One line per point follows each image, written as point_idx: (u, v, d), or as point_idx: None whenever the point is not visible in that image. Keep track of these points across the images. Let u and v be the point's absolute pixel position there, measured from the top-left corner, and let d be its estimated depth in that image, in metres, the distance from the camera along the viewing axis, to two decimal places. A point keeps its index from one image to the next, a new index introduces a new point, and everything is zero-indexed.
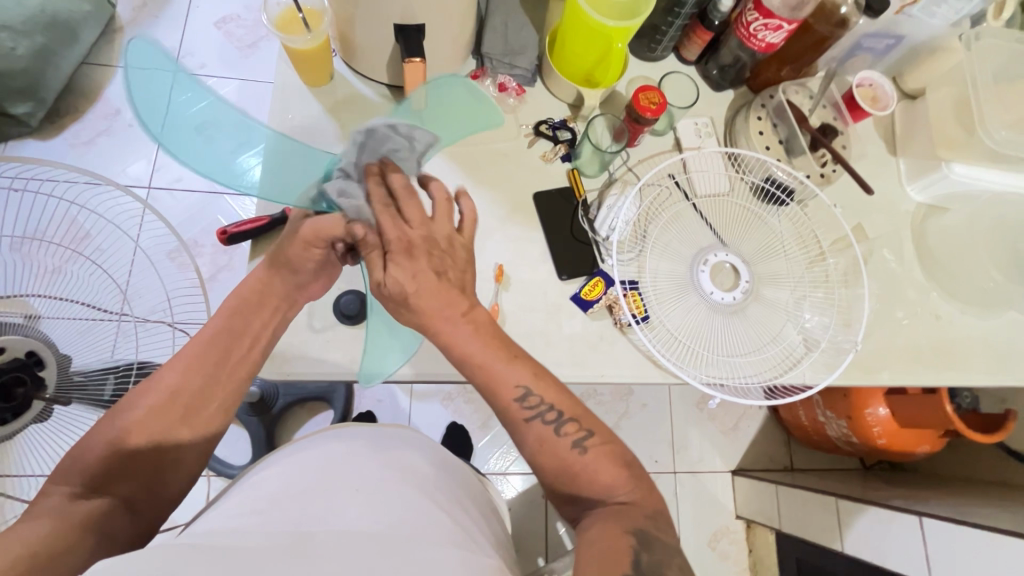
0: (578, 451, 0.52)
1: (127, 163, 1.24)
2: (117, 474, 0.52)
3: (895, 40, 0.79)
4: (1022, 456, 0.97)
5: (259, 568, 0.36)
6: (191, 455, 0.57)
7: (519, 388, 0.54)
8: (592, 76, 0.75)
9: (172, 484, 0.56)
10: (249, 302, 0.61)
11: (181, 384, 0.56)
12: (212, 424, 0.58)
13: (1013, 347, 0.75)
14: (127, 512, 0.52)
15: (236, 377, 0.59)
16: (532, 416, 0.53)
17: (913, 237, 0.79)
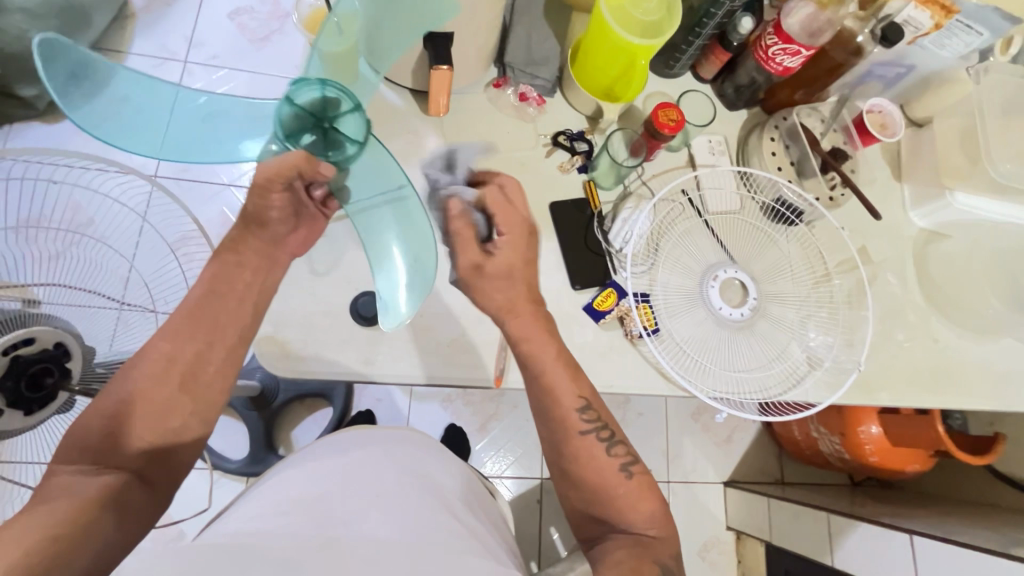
0: (626, 474, 0.58)
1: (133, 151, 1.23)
2: (123, 447, 0.53)
3: (906, 69, 0.81)
4: (1009, 478, 1.00)
5: (291, 571, 0.36)
6: (195, 422, 0.57)
7: (580, 400, 0.59)
8: (612, 90, 0.76)
9: (182, 451, 0.56)
10: (233, 264, 0.61)
11: (175, 351, 0.56)
12: (215, 388, 0.58)
13: (1007, 373, 0.77)
14: (140, 483, 0.53)
15: (229, 339, 0.59)
16: (587, 430, 0.58)
17: (915, 262, 0.81)
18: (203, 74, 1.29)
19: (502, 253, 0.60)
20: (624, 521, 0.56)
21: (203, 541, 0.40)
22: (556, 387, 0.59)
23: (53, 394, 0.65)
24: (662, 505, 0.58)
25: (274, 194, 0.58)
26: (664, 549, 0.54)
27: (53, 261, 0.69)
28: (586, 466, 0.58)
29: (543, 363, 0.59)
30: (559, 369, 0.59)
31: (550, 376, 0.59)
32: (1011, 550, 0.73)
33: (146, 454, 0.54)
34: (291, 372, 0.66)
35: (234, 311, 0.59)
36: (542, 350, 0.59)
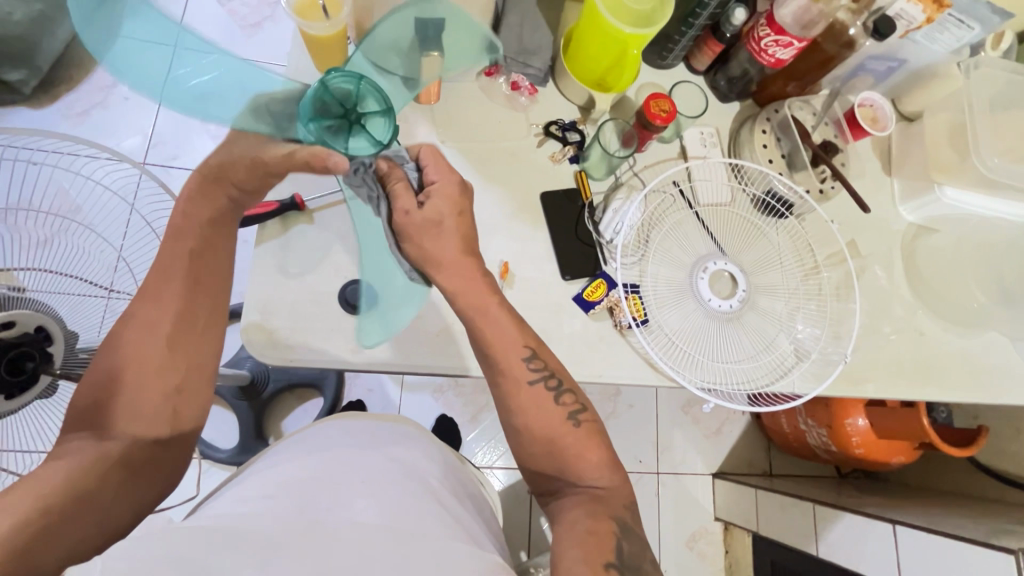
0: (572, 422, 0.58)
1: (121, 138, 1.22)
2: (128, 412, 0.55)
3: (898, 64, 0.81)
4: (991, 470, 1.02)
5: (277, 555, 0.36)
6: (194, 377, 0.59)
7: (526, 348, 0.60)
8: (603, 81, 0.77)
9: (187, 410, 0.59)
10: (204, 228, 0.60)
11: (158, 316, 0.58)
12: (206, 345, 0.60)
13: (991, 366, 0.78)
14: (146, 446, 0.55)
15: (214, 299, 0.61)
16: (535, 379, 0.59)
17: (902, 256, 0.82)
18: None
19: (436, 200, 0.62)
20: (568, 472, 0.57)
21: (187, 522, 0.40)
22: (498, 339, 0.60)
23: (35, 378, 0.63)
24: (609, 456, 0.58)
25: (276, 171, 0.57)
26: (619, 505, 0.55)
27: (42, 246, 0.67)
28: (534, 416, 0.58)
29: (472, 309, 0.60)
30: (501, 320, 0.60)
31: (476, 315, 0.60)
32: (991, 539, 0.74)
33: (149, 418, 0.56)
34: (279, 361, 0.66)
35: (213, 272, 0.61)
36: (476, 293, 0.61)
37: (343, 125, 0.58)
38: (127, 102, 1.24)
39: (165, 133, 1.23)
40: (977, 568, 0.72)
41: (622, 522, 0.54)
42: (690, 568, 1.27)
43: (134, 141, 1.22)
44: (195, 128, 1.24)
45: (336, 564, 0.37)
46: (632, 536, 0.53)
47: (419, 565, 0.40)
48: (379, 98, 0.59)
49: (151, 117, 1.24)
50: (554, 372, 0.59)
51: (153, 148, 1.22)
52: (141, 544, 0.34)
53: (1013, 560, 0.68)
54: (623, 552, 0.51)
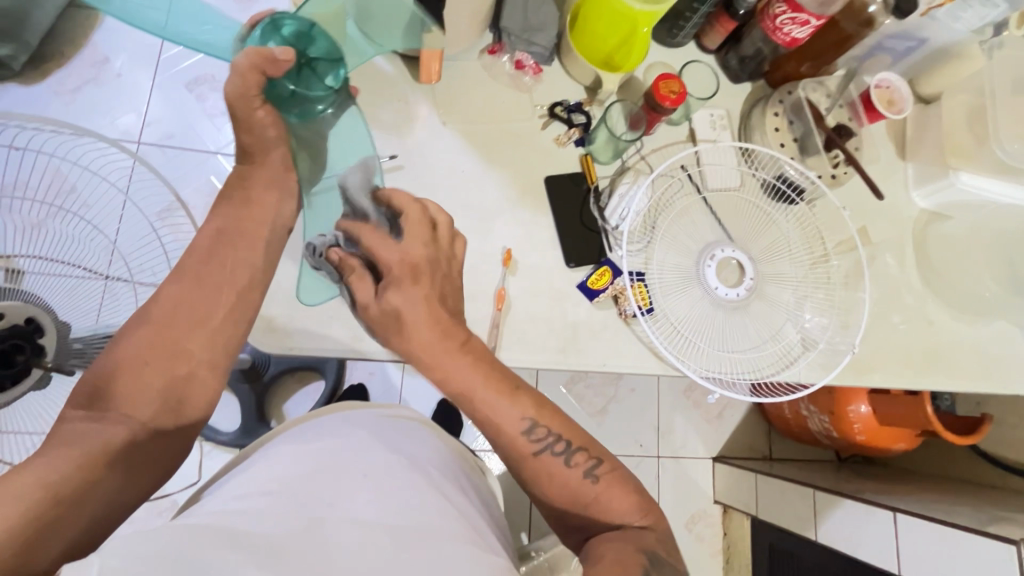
0: (591, 478, 0.57)
1: (115, 116, 1.19)
2: (136, 392, 0.55)
3: (917, 43, 0.78)
4: (993, 458, 1.01)
5: (275, 559, 0.36)
6: (204, 368, 0.59)
7: (524, 421, 0.57)
8: (611, 60, 0.73)
9: (195, 401, 0.58)
10: (232, 224, 0.65)
11: (184, 296, 0.60)
12: (221, 338, 0.60)
13: (1001, 356, 0.77)
14: (153, 432, 0.54)
15: (234, 289, 0.61)
16: (539, 449, 0.57)
17: (915, 243, 0.80)
18: None
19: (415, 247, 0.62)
20: (599, 520, 0.56)
21: (184, 520, 0.40)
22: (497, 414, 0.57)
23: (27, 370, 0.64)
24: (636, 492, 0.57)
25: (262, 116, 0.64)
26: (649, 538, 0.53)
27: (32, 232, 0.68)
28: (548, 485, 0.57)
29: (467, 387, 0.57)
30: (500, 395, 0.58)
31: (477, 397, 0.57)
32: (988, 527, 0.74)
33: (157, 404, 0.55)
34: (278, 349, 0.65)
35: (236, 262, 0.63)
36: (472, 375, 0.57)
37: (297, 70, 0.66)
38: (119, 78, 1.20)
39: (160, 111, 1.20)
40: (974, 556, 0.72)
41: (653, 555, 0.52)
42: (689, 550, 1.29)
43: (128, 119, 1.19)
44: (190, 106, 1.21)
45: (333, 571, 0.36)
46: (642, 536, 0.51)
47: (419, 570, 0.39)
48: (332, 50, 0.66)
49: (145, 94, 1.21)
50: (560, 438, 0.57)
51: (148, 127, 1.19)
52: (142, 538, 0.34)
53: (1011, 549, 0.68)
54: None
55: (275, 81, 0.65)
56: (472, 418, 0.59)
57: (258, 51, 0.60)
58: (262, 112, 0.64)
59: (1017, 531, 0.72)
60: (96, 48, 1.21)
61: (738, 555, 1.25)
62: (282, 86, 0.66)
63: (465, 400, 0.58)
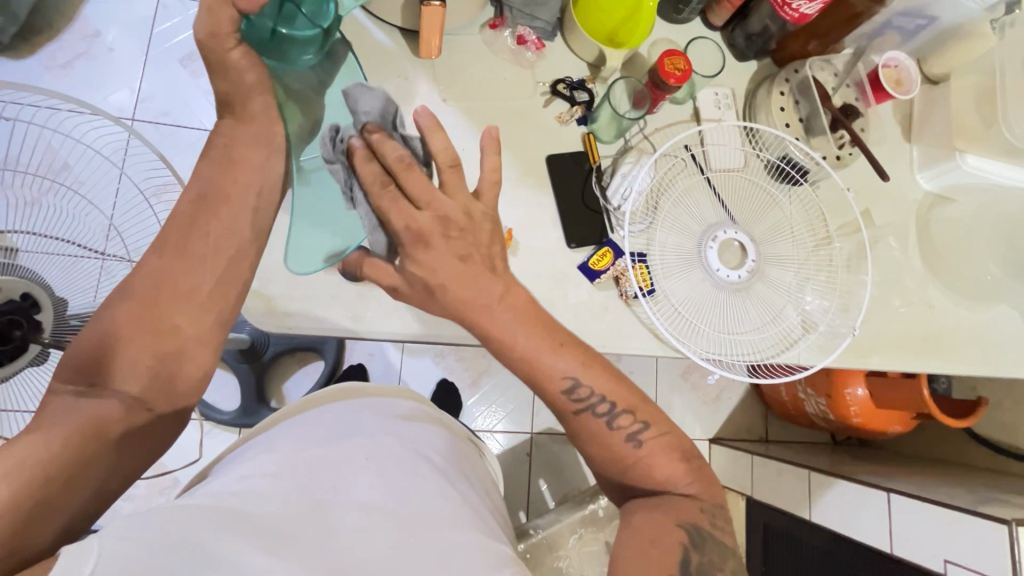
0: (633, 444, 0.59)
1: (108, 91, 1.17)
2: (122, 366, 0.51)
3: (927, 21, 0.76)
4: (986, 440, 1.03)
5: (276, 543, 0.36)
6: (196, 340, 0.55)
7: (566, 379, 0.59)
8: (616, 35, 0.72)
9: (188, 375, 0.55)
10: (212, 183, 0.57)
11: (167, 266, 0.55)
12: (212, 312, 0.56)
13: (1000, 340, 0.77)
14: (143, 409, 0.52)
15: (221, 256, 0.57)
16: (581, 408, 0.59)
17: (917, 226, 0.79)
18: (178, 9, 1.20)
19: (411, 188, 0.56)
20: (647, 464, 0.58)
21: (184, 501, 0.40)
22: (540, 364, 0.58)
23: (24, 347, 0.63)
24: (682, 461, 0.59)
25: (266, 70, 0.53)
26: (694, 511, 0.56)
27: (28, 207, 0.67)
28: (594, 444, 0.60)
29: (505, 339, 0.58)
30: (553, 356, 0.59)
31: (523, 353, 0.58)
32: (981, 508, 0.75)
33: (145, 377, 0.52)
34: (276, 326, 0.65)
35: (221, 231, 0.57)
36: (530, 339, 0.58)
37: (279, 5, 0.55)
38: (111, 53, 1.18)
39: (153, 87, 1.18)
40: (967, 536, 0.73)
41: (698, 530, 0.55)
42: None
43: (121, 95, 1.17)
44: (184, 81, 1.19)
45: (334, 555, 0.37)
46: (695, 546, 0.53)
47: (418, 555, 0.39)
48: None
49: (138, 69, 1.18)
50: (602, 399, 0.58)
51: (142, 103, 1.17)
52: (144, 519, 0.34)
53: (1004, 529, 0.69)
54: (691, 563, 0.52)
55: (253, 19, 0.54)
56: (522, 373, 0.60)
57: None
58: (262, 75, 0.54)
59: (1010, 511, 0.73)
60: (87, 21, 1.18)
61: (733, 535, 1.27)
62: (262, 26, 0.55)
63: (507, 353, 0.59)
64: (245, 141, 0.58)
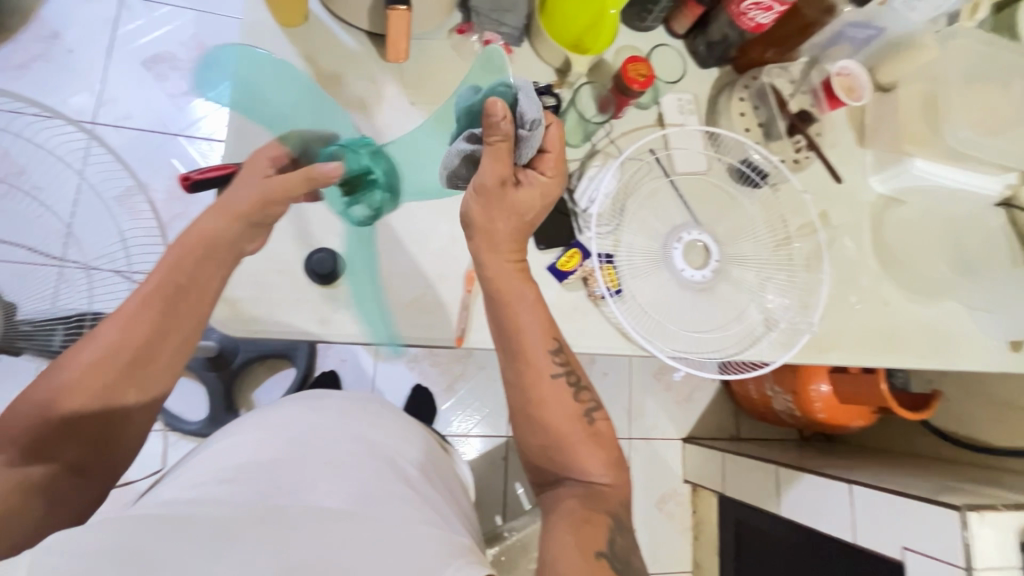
0: (587, 420, 0.59)
1: (67, 94, 1.13)
2: (61, 437, 0.51)
3: (876, 31, 0.81)
4: (942, 432, 1.07)
5: (229, 550, 0.36)
6: (140, 411, 0.56)
7: (554, 340, 0.60)
8: (581, 42, 0.74)
9: (125, 438, 0.56)
10: (184, 263, 0.56)
11: (128, 336, 0.53)
12: (161, 381, 0.57)
13: (949, 335, 0.81)
14: (75, 473, 0.52)
15: (180, 336, 0.56)
16: (557, 372, 0.59)
17: (871, 226, 0.83)
18: (142, 11, 1.18)
19: (527, 191, 0.58)
20: (592, 436, 0.59)
21: (136, 510, 0.39)
22: (525, 324, 0.59)
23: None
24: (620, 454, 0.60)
25: (274, 208, 0.58)
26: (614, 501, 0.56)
27: None
28: (542, 406, 0.58)
29: (505, 293, 0.59)
30: (534, 314, 0.59)
31: (518, 314, 0.59)
32: (937, 496, 0.78)
33: (82, 445, 0.53)
34: (239, 329, 0.63)
35: (186, 311, 0.56)
36: (519, 295, 0.59)
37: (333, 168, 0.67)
38: (71, 55, 1.15)
39: (115, 89, 1.15)
40: (923, 523, 0.76)
41: (616, 517, 0.55)
42: (659, 529, 1.32)
43: (81, 98, 1.13)
44: (148, 84, 1.16)
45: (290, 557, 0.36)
46: (626, 533, 0.54)
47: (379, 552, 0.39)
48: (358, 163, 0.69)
49: (99, 72, 1.15)
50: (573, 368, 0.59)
51: (103, 106, 1.14)
52: (89, 531, 0.33)
53: (955, 515, 0.72)
54: (617, 546, 0.51)
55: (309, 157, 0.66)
56: (496, 327, 0.60)
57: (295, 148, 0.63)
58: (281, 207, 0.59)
59: (962, 498, 0.76)
60: (45, 22, 1.15)
61: (706, 532, 1.29)
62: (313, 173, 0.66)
63: (499, 303, 0.59)
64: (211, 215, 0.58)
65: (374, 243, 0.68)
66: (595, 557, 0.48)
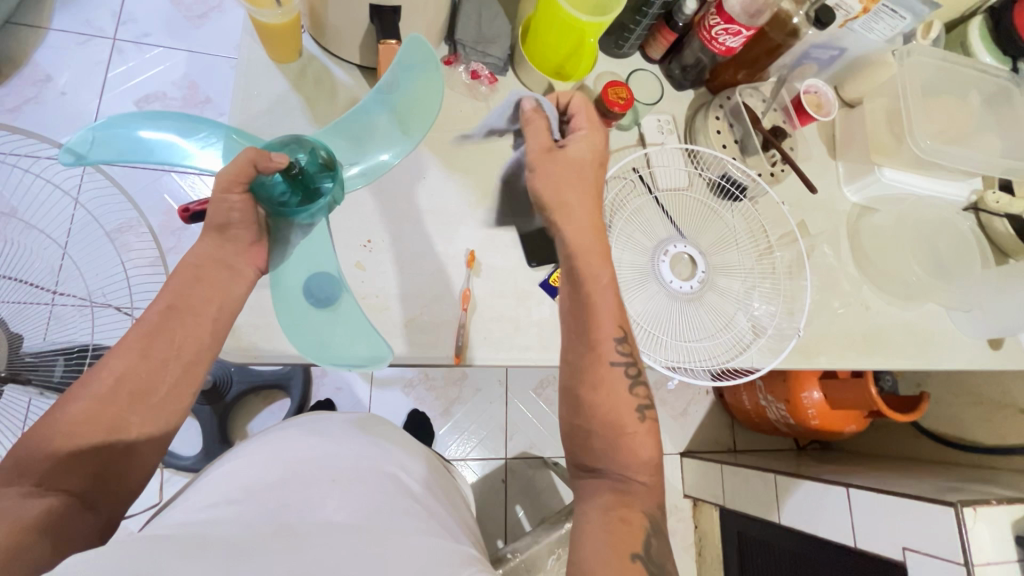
0: (639, 416, 0.55)
1: (58, 134, 1.15)
2: (69, 468, 0.49)
3: (838, 52, 0.86)
4: (934, 433, 1.09)
5: (244, 560, 0.36)
6: (146, 445, 0.54)
7: (619, 330, 0.57)
8: (563, 69, 0.78)
9: (132, 473, 0.54)
10: (182, 294, 0.58)
11: (131, 367, 0.54)
12: (167, 411, 0.55)
13: (930, 335, 0.84)
14: (83, 507, 0.50)
15: (182, 361, 0.56)
16: (618, 361, 0.56)
17: (848, 234, 0.86)
18: (134, 53, 1.22)
19: (578, 146, 0.62)
20: (608, 417, 0.54)
21: (146, 533, 0.40)
22: (600, 312, 0.57)
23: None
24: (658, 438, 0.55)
25: (234, 197, 0.59)
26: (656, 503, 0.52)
27: None
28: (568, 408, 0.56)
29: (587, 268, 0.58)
30: (606, 295, 0.57)
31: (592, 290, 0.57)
32: (937, 495, 0.79)
33: (91, 475, 0.51)
34: (240, 357, 0.65)
35: (185, 335, 0.57)
36: (596, 256, 0.58)
37: (294, 186, 0.64)
38: (63, 97, 1.17)
39: None
40: (923, 522, 0.77)
41: (654, 519, 0.50)
42: None
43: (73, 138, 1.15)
44: None
45: (305, 568, 0.37)
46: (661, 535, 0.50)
47: (389, 565, 0.39)
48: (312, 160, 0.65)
49: (91, 112, 1.17)
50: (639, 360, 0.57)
51: None
52: (100, 555, 0.34)
53: (951, 511, 0.73)
54: (652, 548, 0.47)
55: (265, 183, 0.62)
56: (575, 308, 0.58)
57: (257, 149, 0.59)
58: (240, 196, 0.60)
59: (962, 496, 0.77)
60: (38, 66, 1.17)
61: (710, 547, 1.28)
62: (270, 185, 0.62)
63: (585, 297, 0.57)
64: (201, 248, 0.61)
65: (370, 265, 0.70)
66: (631, 560, 0.45)
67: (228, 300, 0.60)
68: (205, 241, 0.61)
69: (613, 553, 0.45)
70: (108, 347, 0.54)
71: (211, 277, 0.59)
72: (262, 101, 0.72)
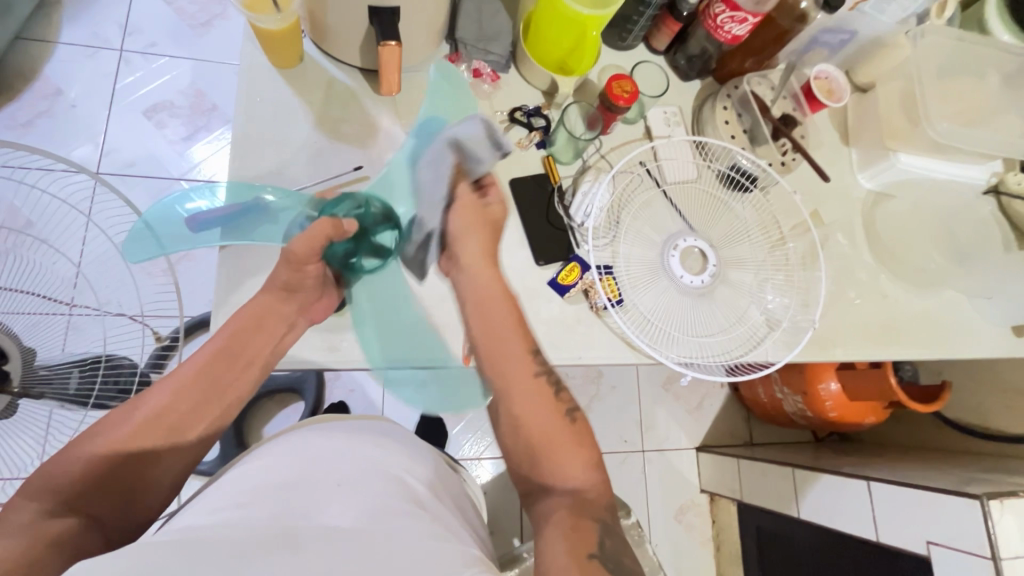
0: (570, 417, 0.61)
1: (70, 146, 1.16)
2: (92, 491, 0.51)
3: (849, 35, 0.83)
4: (956, 423, 1.07)
5: (248, 564, 0.36)
6: (167, 479, 0.56)
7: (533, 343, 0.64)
8: (565, 64, 0.76)
9: (148, 504, 0.55)
10: (234, 340, 0.62)
11: (175, 402, 0.57)
12: (193, 448, 0.57)
13: (951, 323, 0.81)
14: (99, 530, 0.50)
15: (220, 404, 0.59)
16: (540, 371, 0.63)
17: (863, 222, 0.84)
18: (141, 63, 1.23)
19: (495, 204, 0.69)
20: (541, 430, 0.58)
21: (154, 537, 0.40)
22: (508, 335, 0.63)
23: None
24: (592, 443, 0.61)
25: (309, 267, 0.63)
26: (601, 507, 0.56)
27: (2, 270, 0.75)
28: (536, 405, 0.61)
29: (491, 297, 0.65)
30: (510, 309, 0.65)
31: (496, 320, 0.64)
32: (961, 487, 0.76)
33: (110, 502, 0.52)
34: None
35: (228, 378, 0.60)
36: (496, 292, 0.65)
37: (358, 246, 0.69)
38: (73, 110, 1.18)
39: (117, 139, 1.18)
40: (948, 515, 0.75)
41: (605, 522, 0.55)
42: (680, 542, 1.30)
43: (85, 150, 1.16)
44: (150, 133, 1.20)
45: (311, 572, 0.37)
46: (614, 534, 0.54)
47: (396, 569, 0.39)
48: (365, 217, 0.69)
49: (101, 124, 1.19)
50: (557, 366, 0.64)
51: (106, 156, 1.17)
52: (107, 562, 0.34)
53: (976, 504, 0.71)
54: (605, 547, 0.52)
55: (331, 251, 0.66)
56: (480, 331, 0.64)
57: (331, 220, 0.64)
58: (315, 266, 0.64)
59: (988, 487, 0.75)
60: (48, 80, 1.19)
61: (727, 542, 1.27)
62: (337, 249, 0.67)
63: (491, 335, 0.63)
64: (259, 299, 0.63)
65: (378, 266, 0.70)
66: (587, 560, 0.49)
67: (276, 350, 0.63)
68: (268, 293, 0.63)
69: (570, 559, 0.49)
70: (159, 377, 0.58)
71: (263, 326, 0.63)
72: (266, 108, 0.72)
